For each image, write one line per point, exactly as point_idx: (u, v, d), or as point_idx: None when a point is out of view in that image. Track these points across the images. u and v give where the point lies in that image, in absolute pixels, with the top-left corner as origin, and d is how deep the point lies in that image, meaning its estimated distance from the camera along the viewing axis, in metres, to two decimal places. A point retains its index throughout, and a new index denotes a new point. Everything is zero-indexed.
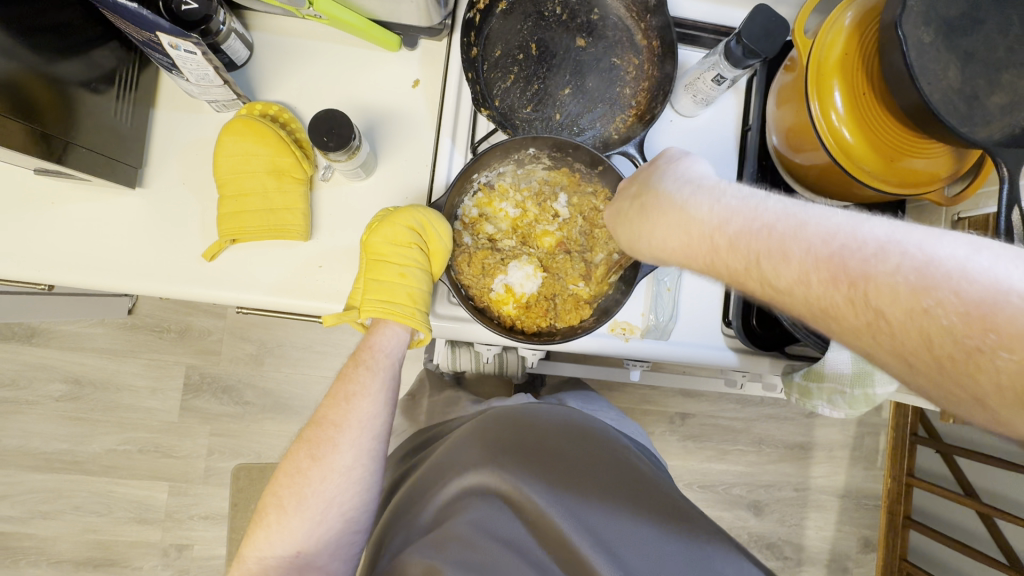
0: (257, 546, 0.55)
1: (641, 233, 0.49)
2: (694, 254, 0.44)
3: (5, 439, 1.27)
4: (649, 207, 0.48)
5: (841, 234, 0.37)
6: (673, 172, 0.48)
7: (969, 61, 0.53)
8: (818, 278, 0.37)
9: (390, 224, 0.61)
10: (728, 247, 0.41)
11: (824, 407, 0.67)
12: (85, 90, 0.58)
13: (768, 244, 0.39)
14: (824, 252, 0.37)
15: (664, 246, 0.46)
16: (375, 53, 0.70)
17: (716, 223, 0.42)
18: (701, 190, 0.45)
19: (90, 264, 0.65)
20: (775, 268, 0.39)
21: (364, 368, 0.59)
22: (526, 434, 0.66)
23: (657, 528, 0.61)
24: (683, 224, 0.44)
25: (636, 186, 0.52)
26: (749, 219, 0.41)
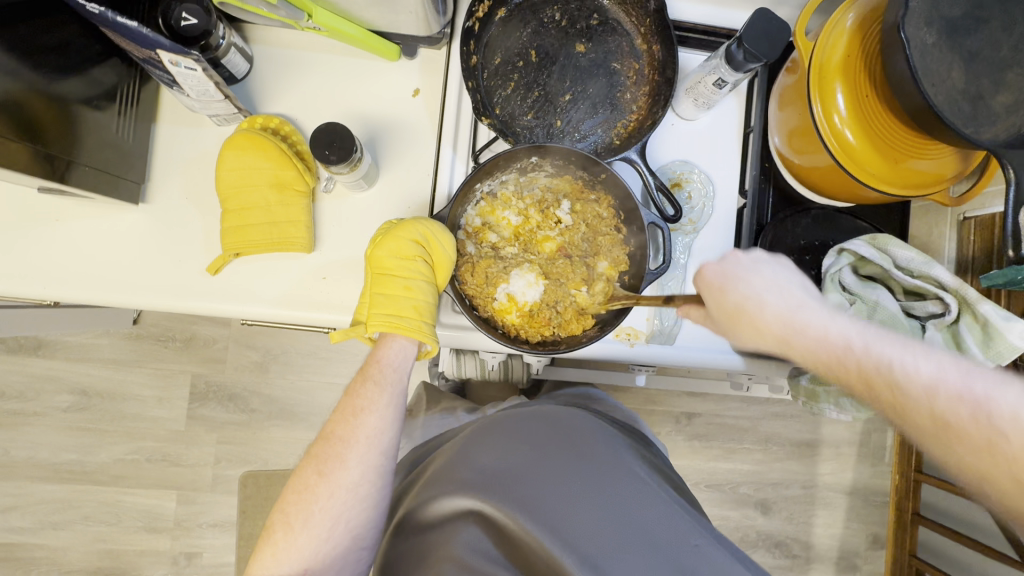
0: (265, 563, 0.55)
1: (732, 319, 0.52)
2: (802, 354, 0.50)
3: (14, 450, 1.28)
4: (749, 298, 0.51)
5: (942, 362, 0.46)
6: (768, 265, 0.53)
7: (973, 61, 0.52)
8: (930, 398, 0.45)
9: (394, 238, 0.61)
10: (855, 358, 0.48)
11: (831, 411, 0.68)
12: (87, 107, 0.58)
13: (881, 365, 0.47)
14: (951, 381, 0.45)
15: (762, 338, 0.51)
16: (375, 63, 0.70)
17: (831, 335, 0.49)
18: (805, 296, 0.51)
19: (96, 280, 0.66)
20: (887, 384, 0.47)
21: (371, 383, 0.59)
22: (515, 446, 0.62)
23: (664, 534, 0.56)
24: (798, 326, 0.50)
25: (729, 269, 0.54)
26: (868, 338, 0.48)
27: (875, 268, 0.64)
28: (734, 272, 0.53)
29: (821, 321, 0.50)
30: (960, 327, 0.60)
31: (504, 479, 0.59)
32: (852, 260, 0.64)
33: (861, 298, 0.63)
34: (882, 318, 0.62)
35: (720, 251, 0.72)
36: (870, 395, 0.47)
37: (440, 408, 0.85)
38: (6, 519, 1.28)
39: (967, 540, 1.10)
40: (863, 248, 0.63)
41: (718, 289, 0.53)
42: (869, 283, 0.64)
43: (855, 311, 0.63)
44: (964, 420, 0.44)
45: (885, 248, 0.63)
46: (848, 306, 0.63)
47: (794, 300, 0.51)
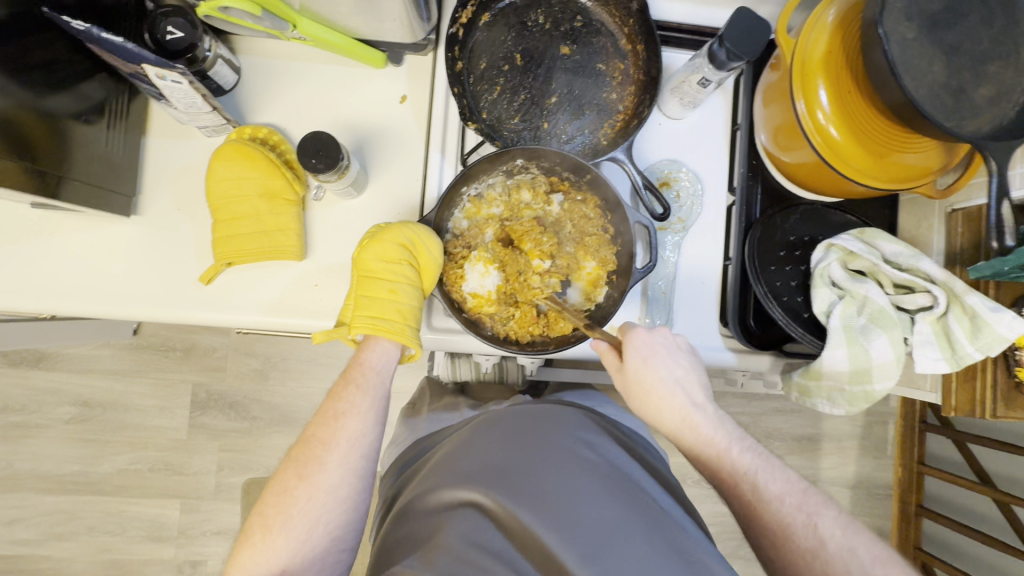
0: (241, 566, 0.52)
1: (639, 394, 0.61)
2: (688, 439, 0.60)
3: (18, 463, 1.28)
4: (659, 382, 0.60)
5: (788, 475, 0.57)
6: (681, 358, 0.62)
7: (954, 54, 0.52)
8: (777, 506, 0.55)
9: (379, 241, 0.61)
10: (725, 456, 0.58)
11: (824, 406, 0.67)
12: (76, 122, 0.59)
13: (746, 468, 0.57)
14: (785, 487, 0.56)
15: (658, 415, 0.61)
16: (362, 70, 0.71)
17: (711, 430, 0.60)
18: (701, 393, 0.62)
19: (89, 292, 0.66)
20: (748, 487, 0.56)
21: (354, 386, 0.58)
22: (517, 442, 0.62)
23: (660, 533, 0.55)
24: (689, 416, 0.60)
25: (656, 353, 0.61)
26: (732, 437, 0.60)
27: (863, 262, 0.64)
28: (655, 357, 0.61)
29: (707, 418, 0.60)
30: (949, 319, 0.60)
31: (503, 470, 0.59)
32: (841, 255, 0.65)
33: (850, 292, 0.63)
34: (871, 311, 0.62)
35: (708, 247, 0.73)
36: (732, 490, 0.57)
37: (443, 403, 0.84)
38: (12, 532, 1.29)
39: (971, 531, 1.10)
40: (850, 242, 0.64)
41: (639, 369, 0.61)
42: (858, 277, 0.64)
43: (844, 305, 0.63)
44: (800, 530, 0.53)
45: (871, 242, 0.65)
46: (836, 300, 0.64)
47: (691, 394, 0.61)
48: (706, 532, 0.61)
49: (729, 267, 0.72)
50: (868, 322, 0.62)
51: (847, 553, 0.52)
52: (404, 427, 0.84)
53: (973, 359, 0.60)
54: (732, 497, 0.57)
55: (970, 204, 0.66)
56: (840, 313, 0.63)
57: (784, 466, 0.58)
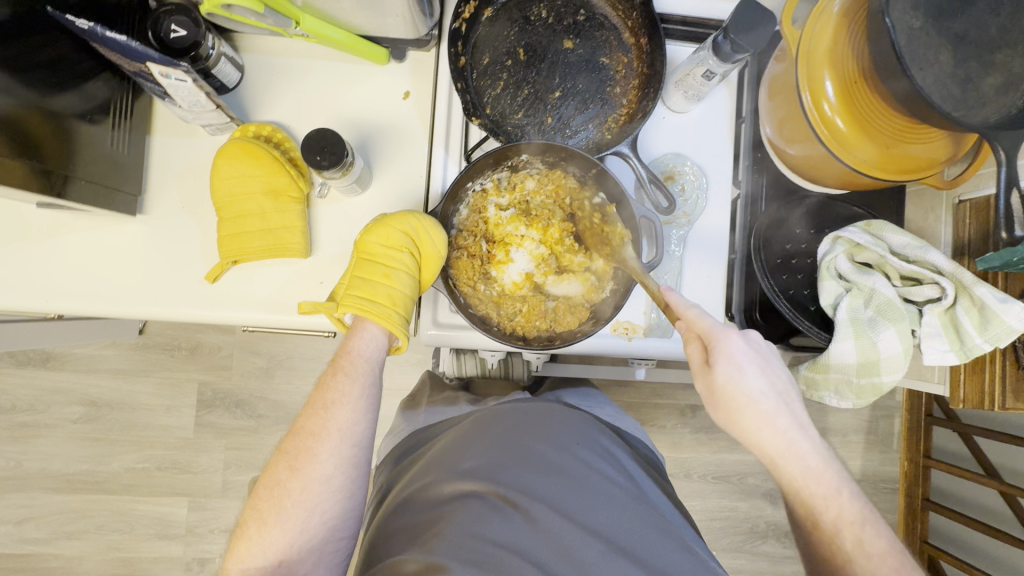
0: (239, 558, 0.53)
1: (728, 406, 0.58)
2: (790, 467, 0.57)
3: (27, 462, 1.29)
4: (753, 396, 0.57)
5: (889, 536, 0.55)
6: (783, 375, 0.59)
7: (961, 43, 0.52)
8: (872, 558, 0.53)
9: (384, 226, 0.63)
10: (812, 481, 0.56)
11: (831, 399, 0.67)
12: (81, 121, 0.59)
13: (850, 518, 0.55)
14: (861, 529, 0.55)
15: (756, 437, 0.58)
16: (365, 67, 0.70)
17: (815, 468, 0.57)
18: (805, 419, 0.58)
19: (95, 292, 0.67)
20: (829, 515, 0.55)
21: (342, 374, 0.58)
22: (521, 439, 0.63)
23: (652, 523, 0.57)
24: (790, 433, 0.57)
25: (753, 362, 0.57)
26: (823, 463, 0.57)
27: (870, 254, 0.64)
28: (750, 368, 0.57)
29: (811, 447, 0.57)
30: (957, 310, 0.60)
31: (505, 466, 0.60)
32: (848, 247, 0.64)
33: (857, 285, 0.63)
34: (878, 304, 0.62)
35: (714, 240, 0.72)
36: (817, 521, 0.56)
37: (443, 397, 0.84)
38: (22, 531, 1.30)
39: (979, 524, 1.09)
40: (858, 234, 0.63)
41: (730, 381, 0.57)
42: (865, 269, 0.63)
43: (851, 297, 0.63)
44: None
45: (879, 234, 0.64)
46: (843, 293, 0.63)
47: (792, 413, 0.58)
48: (697, 532, 0.64)
49: (735, 260, 0.72)
50: (875, 315, 0.62)
51: None
52: (402, 420, 0.84)
53: (981, 350, 0.60)
54: (817, 532, 0.56)
55: (978, 194, 0.66)
56: (848, 305, 0.62)
57: (884, 521, 0.56)
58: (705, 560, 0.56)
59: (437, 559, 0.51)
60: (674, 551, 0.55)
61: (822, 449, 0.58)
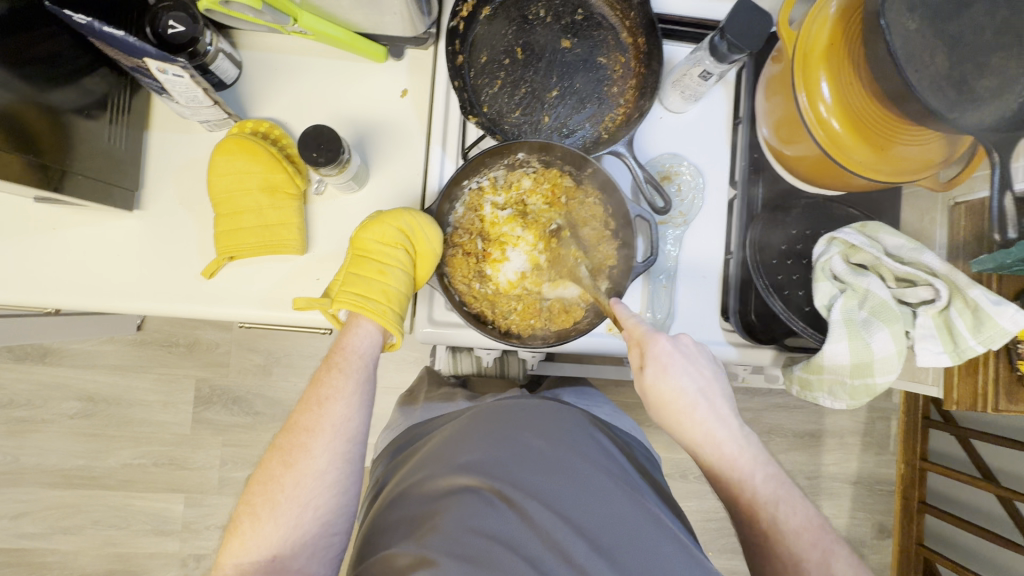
0: (232, 553, 0.53)
1: (655, 401, 0.58)
2: (709, 454, 0.57)
3: (24, 457, 1.29)
4: (677, 394, 0.57)
5: (810, 511, 0.55)
6: (704, 367, 0.59)
7: (956, 46, 0.52)
8: (791, 537, 0.53)
9: (380, 223, 0.63)
10: (730, 466, 0.57)
11: (825, 399, 0.67)
12: (79, 116, 0.59)
13: (764, 499, 0.55)
14: (778, 510, 0.54)
15: (681, 429, 0.58)
16: (363, 64, 0.71)
17: (732, 453, 0.57)
18: (725, 407, 0.59)
19: (92, 287, 0.67)
20: (748, 495, 0.56)
21: (336, 370, 0.59)
22: (516, 435, 0.63)
23: (645, 520, 0.57)
24: (709, 422, 0.57)
25: (675, 356, 0.58)
26: (740, 448, 0.57)
27: (865, 255, 0.64)
28: (674, 364, 0.57)
29: (730, 434, 0.58)
30: (951, 312, 0.60)
31: (500, 462, 0.60)
32: (843, 248, 0.65)
33: (852, 286, 0.63)
34: (873, 305, 0.62)
35: (710, 239, 0.73)
36: (735, 500, 0.56)
37: (439, 393, 0.84)
38: (18, 526, 1.30)
39: (974, 527, 1.10)
40: (853, 235, 0.64)
41: (658, 380, 0.57)
42: (860, 270, 0.64)
43: (845, 298, 0.63)
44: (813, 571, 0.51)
45: (874, 235, 0.65)
46: (838, 294, 0.64)
47: (712, 404, 0.59)
48: (691, 530, 0.64)
49: (731, 261, 0.71)
50: (869, 315, 0.62)
51: None
52: (400, 414, 0.84)
53: (974, 352, 0.60)
54: (738, 513, 0.56)
55: (973, 196, 0.66)
56: (842, 305, 0.63)
57: (805, 498, 0.56)
58: (698, 557, 0.56)
59: (430, 553, 0.51)
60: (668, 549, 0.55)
61: (744, 435, 0.58)
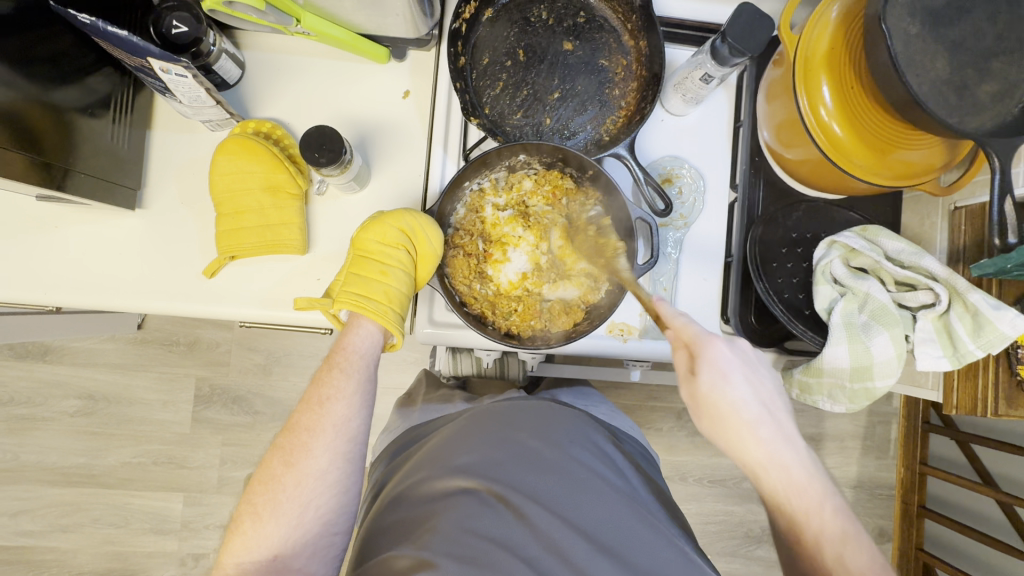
0: (233, 553, 0.52)
1: (712, 413, 0.57)
2: (771, 477, 0.55)
3: (23, 455, 1.29)
4: (737, 405, 0.56)
5: (875, 552, 0.52)
6: (766, 384, 0.58)
7: (957, 50, 0.52)
8: (855, 575, 0.51)
9: (380, 223, 0.63)
10: (792, 493, 0.54)
11: (824, 403, 0.67)
12: (82, 115, 0.59)
13: (830, 535, 0.53)
14: (839, 543, 0.52)
15: (739, 448, 0.56)
16: (365, 65, 0.71)
17: (796, 479, 0.55)
18: (789, 428, 0.57)
19: (94, 286, 0.67)
20: (810, 526, 0.53)
21: (337, 370, 0.59)
22: (517, 437, 0.63)
23: (645, 523, 0.57)
24: (773, 445, 0.56)
25: (739, 369, 0.57)
26: (805, 475, 0.55)
27: (865, 259, 0.64)
28: (734, 374, 0.57)
29: (796, 458, 0.56)
30: (951, 316, 0.60)
31: (499, 463, 0.60)
32: (843, 252, 0.65)
33: (852, 290, 0.63)
34: (873, 308, 0.62)
35: (711, 242, 0.73)
36: (796, 532, 0.54)
37: (439, 395, 0.84)
38: (17, 523, 1.30)
39: (973, 532, 1.09)
40: (853, 239, 0.64)
41: (713, 389, 0.56)
42: (859, 274, 0.64)
43: (845, 302, 0.63)
44: None
45: (874, 239, 0.65)
46: (838, 297, 0.64)
47: (775, 422, 0.57)
48: (691, 533, 0.64)
49: (732, 264, 0.72)
50: (870, 319, 0.62)
51: None
52: (398, 416, 0.84)
53: (975, 357, 0.59)
54: (796, 545, 0.54)
55: (973, 201, 0.66)
56: (842, 309, 0.63)
57: (870, 536, 0.53)
58: (698, 559, 0.56)
59: (428, 554, 0.51)
60: (667, 551, 0.55)
61: (808, 462, 0.56)
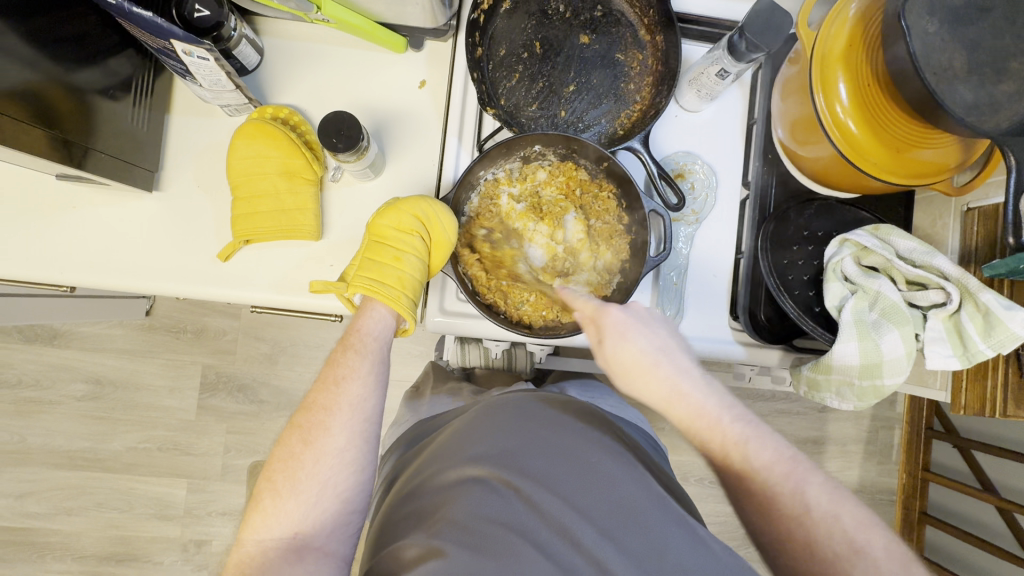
0: (254, 530, 0.52)
1: (621, 373, 0.56)
2: (680, 414, 0.53)
3: (30, 437, 1.31)
4: (638, 358, 0.55)
5: (778, 444, 0.51)
6: (658, 328, 0.57)
7: (975, 50, 0.51)
8: (765, 475, 0.49)
9: (397, 210, 0.64)
10: (706, 425, 0.52)
11: (832, 400, 0.67)
12: (103, 97, 0.60)
13: (731, 441, 0.51)
14: (738, 444, 0.51)
15: (653, 396, 0.54)
16: (383, 55, 0.71)
17: (699, 407, 0.53)
18: (688, 362, 0.55)
19: (113, 265, 0.68)
20: (720, 442, 0.51)
21: (353, 351, 0.59)
22: (528, 426, 0.63)
23: (657, 507, 0.56)
24: (677, 383, 0.53)
25: (619, 318, 0.56)
26: (706, 402, 0.53)
27: (877, 258, 0.64)
28: (631, 330, 0.56)
29: (696, 386, 0.54)
30: (962, 316, 0.60)
31: (509, 451, 0.60)
32: (855, 251, 0.65)
33: (863, 288, 0.64)
34: (884, 308, 0.63)
35: (722, 238, 0.73)
36: (724, 470, 0.51)
37: (447, 387, 0.84)
38: (23, 505, 1.31)
39: (973, 538, 1.09)
40: (866, 237, 0.64)
41: (616, 347, 0.55)
42: (871, 272, 0.64)
43: (856, 300, 0.63)
44: (786, 500, 0.48)
45: (886, 238, 0.65)
46: (848, 295, 0.64)
47: (676, 362, 0.55)
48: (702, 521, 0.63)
49: (742, 260, 0.72)
50: (880, 318, 0.62)
51: (830, 519, 0.47)
52: (406, 410, 0.85)
53: (984, 356, 0.60)
54: (737, 488, 0.50)
55: (987, 202, 0.66)
56: (852, 307, 0.63)
57: (773, 434, 0.52)
58: (715, 542, 0.55)
59: (438, 543, 0.51)
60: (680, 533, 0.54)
61: (708, 387, 0.54)
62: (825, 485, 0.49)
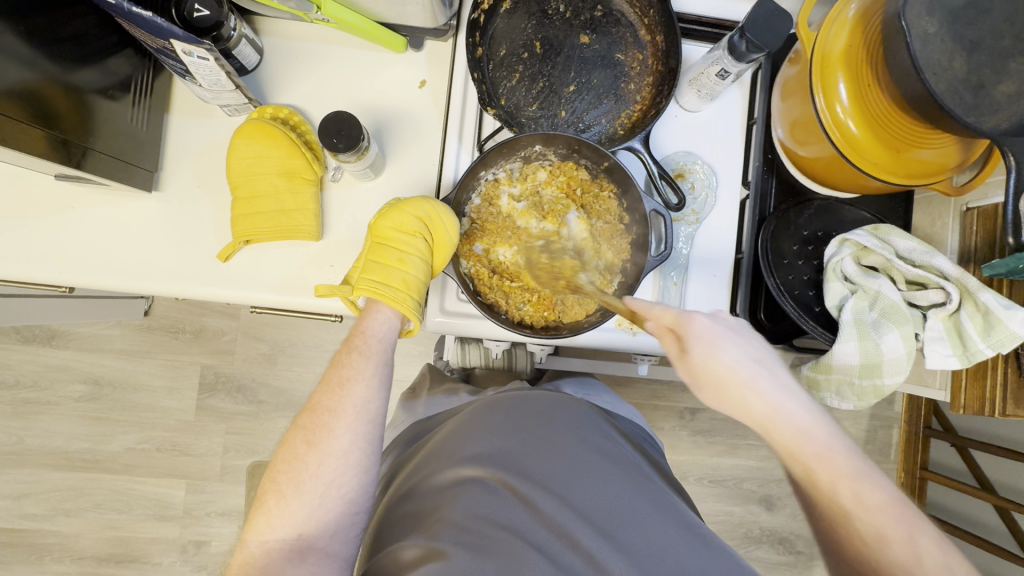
0: (258, 530, 0.52)
1: (711, 384, 0.53)
2: (782, 435, 0.50)
3: (29, 438, 1.30)
4: (730, 369, 0.52)
5: (887, 485, 0.48)
6: (752, 339, 0.55)
7: (975, 50, 0.51)
8: (875, 518, 0.47)
9: (399, 211, 0.64)
10: (810, 451, 0.49)
11: (831, 400, 0.67)
12: (102, 97, 0.60)
13: (842, 476, 0.48)
14: (849, 480, 0.48)
15: (747, 411, 0.52)
16: (384, 55, 0.71)
17: (805, 430, 0.50)
18: (788, 379, 0.53)
19: (114, 266, 0.67)
20: (826, 475, 0.49)
21: (357, 352, 0.59)
22: (530, 426, 0.63)
23: (660, 508, 0.56)
24: (776, 401, 0.51)
25: (711, 327, 0.54)
26: (811, 425, 0.50)
27: (876, 258, 0.64)
28: (722, 339, 0.53)
29: (799, 407, 0.51)
30: (961, 315, 0.60)
31: (510, 452, 0.60)
32: (854, 251, 0.65)
33: (862, 287, 0.64)
34: (884, 307, 0.63)
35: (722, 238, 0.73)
36: (829, 506, 0.48)
37: (443, 388, 0.84)
38: (22, 506, 1.31)
39: (971, 537, 1.10)
40: (865, 237, 0.64)
41: (706, 357, 0.53)
42: (870, 272, 0.64)
43: (856, 299, 0.63)
44: (895, 548, 0.45)
45: (885, 238, 0.65)
46: (849, 294, 0.64)
47: (774, 377, 0.53)
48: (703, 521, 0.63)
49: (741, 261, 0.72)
50: (880, 317, 0.63)
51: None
52: (401, 411, 0.85)
53: (984, 356, 0.60)
54: (836, 519, 0.48)
55: (987, 202, 0.67)
56: (853, 306, 0.63)
57: (884, 474, 0.50)
58: (717, 544, 0.55)
59: (437, 544, 0.51)
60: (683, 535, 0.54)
61: (810, 409, 0.51)
62: (942, 542, 0.45)
